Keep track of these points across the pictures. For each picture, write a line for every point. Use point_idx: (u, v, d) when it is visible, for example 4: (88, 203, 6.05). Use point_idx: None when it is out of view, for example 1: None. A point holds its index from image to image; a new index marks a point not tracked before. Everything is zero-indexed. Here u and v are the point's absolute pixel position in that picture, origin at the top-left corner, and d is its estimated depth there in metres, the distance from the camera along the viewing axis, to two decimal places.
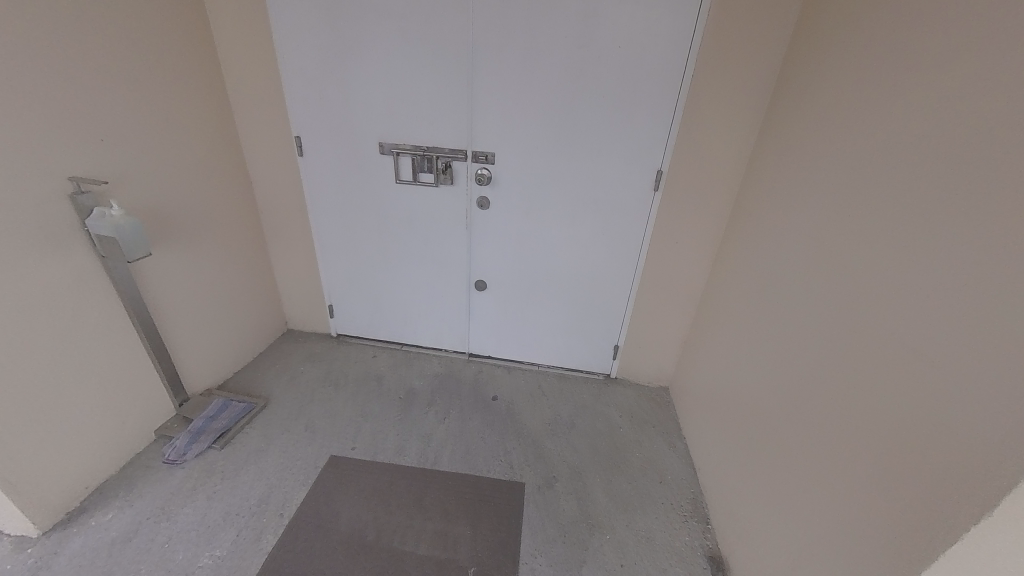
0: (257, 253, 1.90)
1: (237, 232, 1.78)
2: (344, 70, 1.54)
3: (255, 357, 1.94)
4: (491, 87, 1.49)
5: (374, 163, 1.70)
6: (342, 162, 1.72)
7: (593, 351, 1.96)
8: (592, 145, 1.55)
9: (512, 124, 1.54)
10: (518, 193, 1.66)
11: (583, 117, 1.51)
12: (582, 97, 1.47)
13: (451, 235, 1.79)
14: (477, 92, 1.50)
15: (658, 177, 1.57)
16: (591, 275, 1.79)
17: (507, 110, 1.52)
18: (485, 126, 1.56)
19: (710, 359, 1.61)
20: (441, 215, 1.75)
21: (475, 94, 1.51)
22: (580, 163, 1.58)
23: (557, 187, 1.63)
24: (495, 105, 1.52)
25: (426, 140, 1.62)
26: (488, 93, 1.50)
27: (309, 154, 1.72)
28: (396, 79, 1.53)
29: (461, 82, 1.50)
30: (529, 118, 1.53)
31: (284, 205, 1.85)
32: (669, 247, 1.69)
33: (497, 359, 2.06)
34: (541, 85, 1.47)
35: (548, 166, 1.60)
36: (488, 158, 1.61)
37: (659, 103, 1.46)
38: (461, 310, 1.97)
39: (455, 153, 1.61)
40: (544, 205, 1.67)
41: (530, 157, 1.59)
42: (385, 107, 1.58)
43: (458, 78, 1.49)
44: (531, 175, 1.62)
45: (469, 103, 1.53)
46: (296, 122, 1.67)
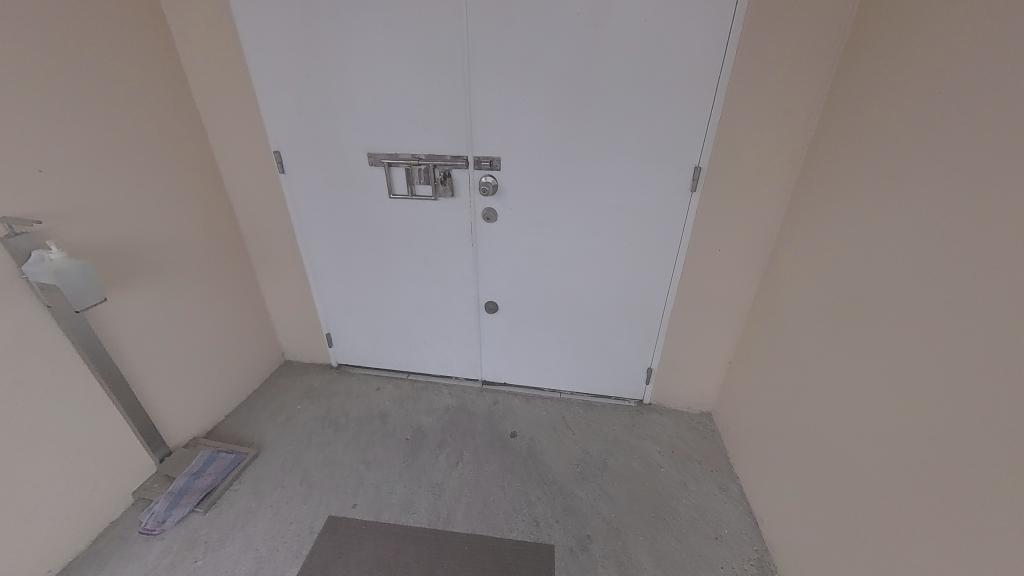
0: (244, 283, 1.73)
1: (218, 263, 1.61)
2: (322, 74, 1.35)
3: (248, 396, 1.77)
4: (491, 81, 1.27)
5: (363, 178, 1.50)
6: (329, 178, 1.52)
7: (623, 375, 1.72)
8: (614, 142, 1.31)
9: (518, 122, 1.32)
10: (530, 202, 1.44)
11: (602, 110, 1.27)
12: (601, 86, 1.24)
13: (456, 253, 1.58)
14: (474, 88, 1.29)
15: (695, 174, 1.32)
16: (617, 291, 1.56)
17: (511, 108, 1.30)
18: (486, 127, 1.34)
19: (767, 386, 1.36)
20: (443, 231, 1.54)
21: (473, 91, 1.29)
22: (601, 164, 1.35)
23: (575, 193, 1.40)
24: (497, 103, 1.30)
25: (420, 148, 1.41)
26: (488, 88, 1.28)
27: (292, 171, 1.54)
28: (381, 80, 1.32)
29: (456, 78, 1.28)
30: (538, 115, 1.30)
31: (270, 228, 1.67)
32: (710, 255, 1.44)
33: (514, 387, 1.84)
34: (550, 75, 1.24)
35: (564, 169, 1.37)
36: (493, 164, 1.39)
37: (694, 87, 1.21)
38: (472, 334, 1.76)
39: (455, 160, 1.40)
40: (560, 215, 1.45)
41: (541, 159, 1.37)
42: (371, 113, 1.38)
43: (451, 74, 1.28)
44: (544, 181, 1.40)
45: (467, 102, 1.31)
46: (275, 136, 1.48)
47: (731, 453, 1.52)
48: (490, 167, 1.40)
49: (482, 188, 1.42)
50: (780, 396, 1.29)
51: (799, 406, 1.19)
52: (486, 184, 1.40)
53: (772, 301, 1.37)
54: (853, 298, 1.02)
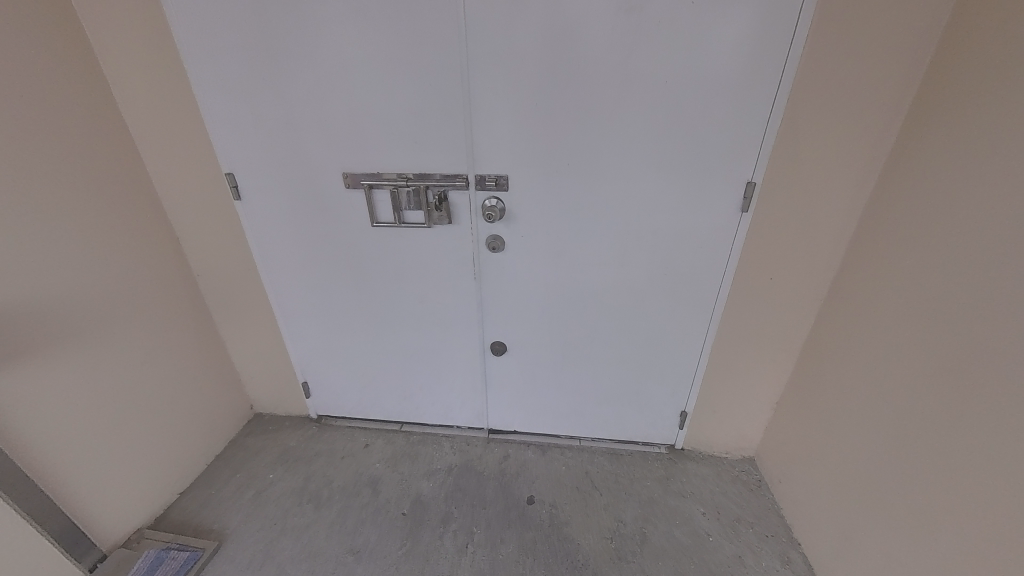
0: (198, 332, 1.45)
1: (164, 312, 1.32)
2: (284, 78, 1.08)
3: (209, 466, 1.48)
4: (496, 84, 1.02)
5: (341, 204, 1.23)
6: (297, 205, 1.25)
7: (653, 420, 1.50)
8: (648, 156, 1.08)
9: (532, 133, 1.07)
10: (545, 228, 1.20)
11: (635, 119, 1.04)
12: (634, 89, 1.01)
13: (456, 289, 1.33)
14: (475, 94, 1.04)
15: (747, 191, 1.10)
16: (648, 327, 1.33)
17: (521, 118, 1.06)
18: (491, 140, 1.09)
19: (830, 440, 1.15)
20: (440, 264, 1.29)
21: (473, 96, 1.04)
22: (630, 183, 1.12)
23: (600, 218, 1.17)
24: (504, 111, 1.05)
25: (409, 167, 1.15)
26: (492, 92, 1.03)
27: (251, 198, 1.26)
28: (359, 86, 1.06)
29: (452, 81, 1.03)
30: (554, 126, 1.06)
31: (227, 265, 1.39)
32: (758, 283, 1.22)
33: (526, 436, 1.60)
34: (570, 76, 1.00)
35: (584, 191, 1.14)
36: (500, 184, 1.14)
37: (749, 89, 0.99)
38: (477, 380, 1.51)
39: (452, 180, 1.14)
40: (581, 243, 1.21)
41: (559, 177, 1.12)
42: (347, 126, 1.12)
43: (446, 77, 1.03)
44: (561, 203, 1.16)
45: (467, 110, 1.06)
46: (228, 155, 1.20)
47: (788, 511, 1.30)
48: (496, 188, 1.15)
49: (485, 215, 1.16)
50: (852, 455, 1.07)
51: (881, 473, 0.98)
52: (490, 212, 1.15)
53: (835, 338, 1.15)
54: (965, 352, 0.81)
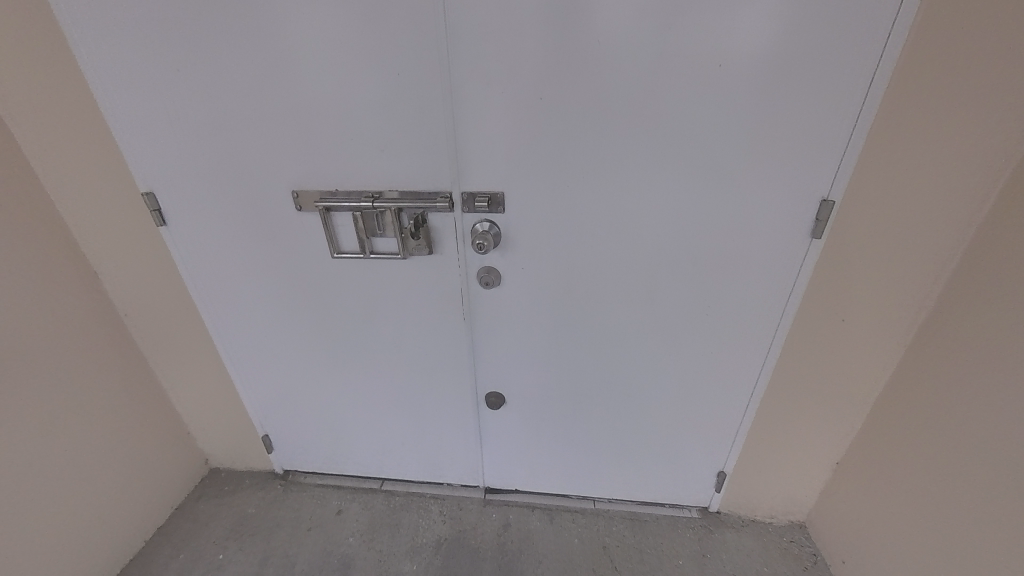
0: (127, 382, 1.21)
1: (74, 364, 1.08)
2: (207, 71, 0.81)
3: (147, 542, 1.26)
4: (489, 74, 0.77)
5: (293, 230, 0.97)
6: (238, 232, 0.99)
7: (682, 479, 1.24)
8: (688, 167, 0.82)
9: (537, 138, 0.81)
10: (552, 257, 0.94)
11: (672, 120, 0.78)
12: (672, 80, 0.75)
13: (442, 331, 1.07)
14: (460, 87, 0.78)
15: (820, 212, 0.84)
16: (680, 376, 1.08)
17: (521, 119, 0.80)
18: (483, 149, 0.83)
19: (920, 526, 0.90)
20: (420, 302, 1.03)
21: (457, 91, 0.78)
22: (661, 202, 0.86)
23: (620, 245, 0.92)
24: (498, 111, 0.80)
25: (377, 183, 0.89)
26: (483, 85, 0.77)
27: (179, 222, 0.99)
28: (308, 78, 0.80)
29: (430, 69, 0.77)
30: (565, 129, 0.81)
31: (161, 304, 1.13)
32: (825, 325, 0.96)
33: (529, 496, 1.34)
34: (587, 63, 0.75)
35: (601, 212, 0.88)
36: (494, 205, 0.88)
37: (830, 76, 0.73)
38: (469, 434, 1.25)
39: (430, 200, 0.87)
40: (597, 276, 0.96)
41: (571, 195, 0.87)
42: (294, 132, 0.85)
43: (422, 65, 0.77)
44: (572, 227, 0.90)
45: (448, 109, 0.80)
46: (144, 169, 0.93)
47: None
48: (487, 210, 0.88)
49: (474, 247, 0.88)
50: (958, 556, 0.82)
51: None
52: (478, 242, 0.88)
53: (924, 399, 0.90)
54: None
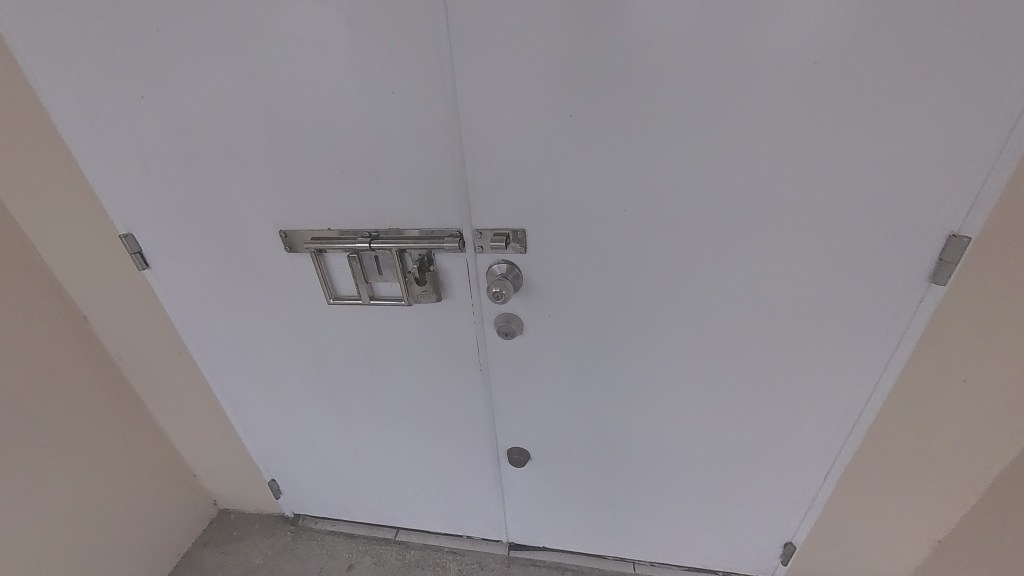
0: (124, 427, 1.14)
1: (60, 415, 1.01)
2: (176, 98, 0.70)
3: None
4: (504, 89, 0.61)
5: (284, 273, 0.85)
6: (225, 275, 0.87)
7: (738, 547, 1.06)
8: (760, 196, 0.64)
9: (566, 166, 0.66)
10: (584, 304, 0.78)
11: (741, 137, 0.61)
12: (744, 87, 0.57)
13: (455, 382, 0.93)
14: (469, 106, 0.63)
15: (947, 250, 0.63)
16: (740, 436, 0.90)
17: (545, 142, 0.64)
18: (500, 179, 0.68)
19: None
20: (430, 351, 0.89)
21: (466, 112, 0.64)
22: (723, 238, 0.69)
23: (668, 289, 0.75)
24: (517, 134, 0.64)
25: (374, 221, 0.75)
26: (499, 105, 0.62)
27: (162, 265, 0.88)
28: (289, 103, 0.67)
29: (432, 86, 0.62)
30: (600, 153, 0.64)
31: (154, 348, 1.04)
32: (937, 385, 0.75)
33: (558, 555, 1.19)
34: (629, 70, 0.58)
35: (646, 251, 0.71)
36: (513, 244, 0.73)
37: (981, 69, 0.52)
38: (489, 490, 1.11)
39: (436, 240, 0.72)
40: (638, 324, 0.79)
41: (609, 232, 0.70)
42: (277, 165, 0.73)
43: (422, 81, 0.62)
44: (608, 269, 0.74)
45: (456, 134, 0.65)
46: (119, 208, 0.82)
47: None
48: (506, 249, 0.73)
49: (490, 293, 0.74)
50: None
51: None
52: (495, 288, 0.73)
53: None
54: None
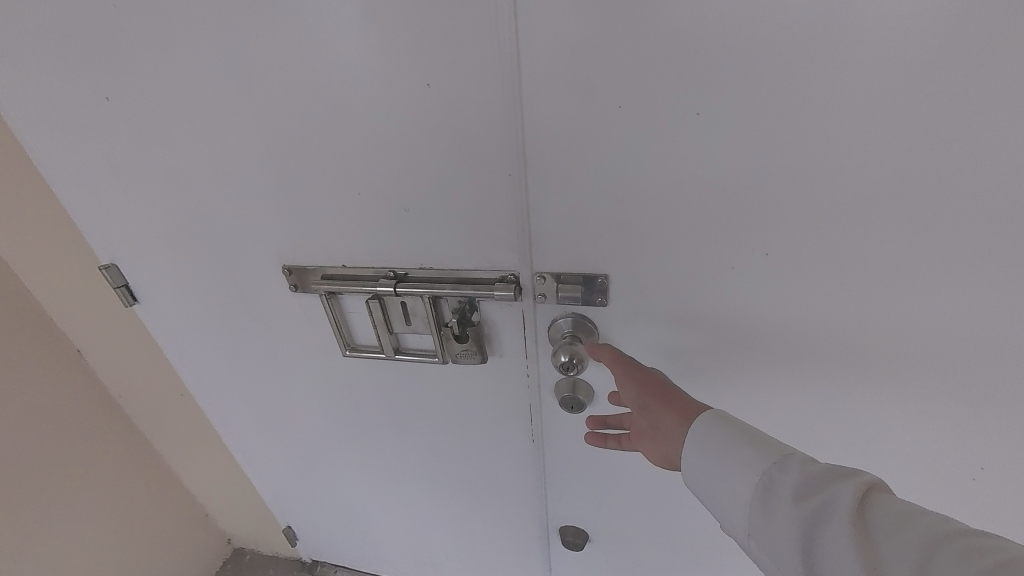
0: (127, 470, 1.02)
1: (50, 462, 0.89)
2: (151, 101, 0.53)
3: None
4: (595, 78, 0.41)
5: (292, 316, 0.68)
6: (224, 314, 0.72)
7: None
8: (1013, 241, 0.40)
9: (679, 190, 0.45)
10: (683, 376, 0.57)
11: (993, 148, 0.37)
12: (1015, 66, 0.34)
13: (500, 450, 0.74)
14: (539, 106, 0.44)
15: None
16: None
17: (651, 154, 0.44)
18: (577, 207, 0.48)
19: None
20: (469, 414, 0.71)
21: (535, 112, 0.44)
22: (929, 302, 0.44)
23: (821, 366, 0.51)
24: (607, 147, 0.44)
25: (403, 258, 0.57)
26: (585, 104, 0.43)
27: (153, 301, 0.74)
28: (292, 104, 0.50)
29: (487, 77, 0.43)
30: (737, 171, 0.43)
31: (153, 388, 0.91)
32: None
33: None
34: (801, 46, 0.37)
35: (791, 311, 0.49)
36: (590, 293, 0.53)
37: None
38: (535, 566, 0.93)
39: (484, 287, 0.53)
40: (762, 408, 0.56)
41: (733, 284, 0.49)
42: (278, 184, 0.55)
43: (473, 70, 0.43)
44: (727, 332, 0.52)
45: (519, 145, 0.46)
46: (98, 235, 0.67)
47: None
48: (580, 301, 0.53)
49: (555, 360, 0.54)
50: None
51: None
52: (563, 354, 0.54)
53: None
54: None
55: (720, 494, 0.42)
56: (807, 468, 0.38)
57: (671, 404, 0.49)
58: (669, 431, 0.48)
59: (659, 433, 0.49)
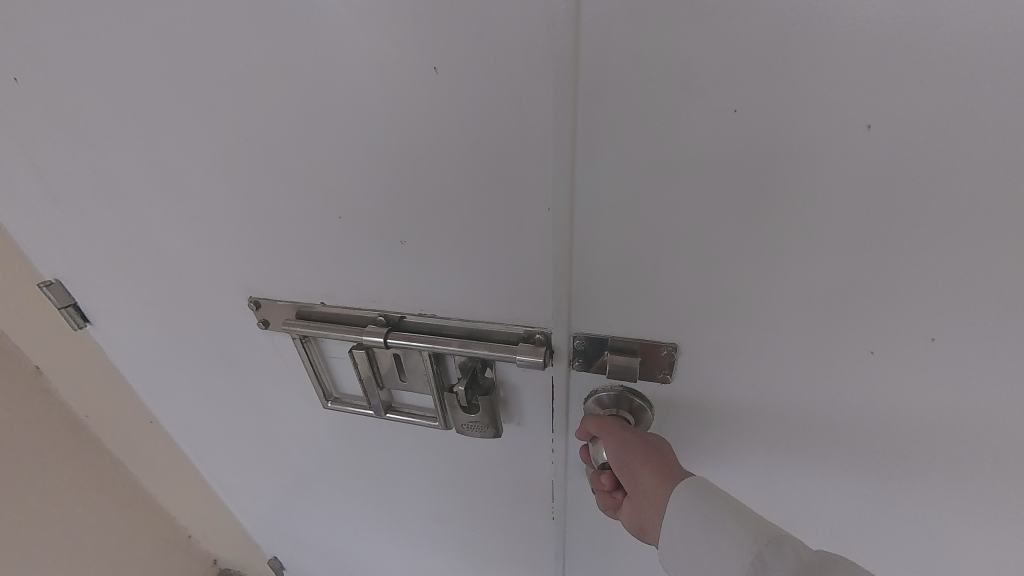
0: (97, 499, 0.89)
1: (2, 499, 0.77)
2: (77, 81, 0.40)
3: None
4: (692, 68, 0.27)
5: (265, 355, 0.55)
6: (184, 347, 0.59)
7: None
8: None
9: (799, 236, 0.31)
10: (765, 473, 0.43)
11: None
12: None
13: (513, 523, 0.61)
14: (599, 110, 0.30)
15: None
16: None
17: (767, 189, 0.30)
18: (642, 253, 0.34)
19: None
20: (478, 480, 0.58)
21: (594, 119, 0.30)
22: None
23: (966, 484, 0.37)
24: (696, 171, 0.30)
25: (399, 302, 0.43)
26: (671, 106, 0.29)
27: (105, 324, 0.61)
28: (254, 94, 0.36)
29: (526, 64, 0.29)
30: (902, 219, 0.29)
31: (121, 414, 0.79)
32: None
33: None
34: None
35: (939, 411, 0.34)
36: (650, 367, 0.39)
37: None
38: None
39: (503, 348, 0.40)
40: (870, 520, 0.42)
41: (860, 369, 0.34)
42: (240, 200, 0.42)
43: (505, 53, 0.29)
44: (838, 432, 0.37)
45: (565, 163, 0.32)
46: (29, 247, 0.55)
47: None
48: (636, 377, 0.38)
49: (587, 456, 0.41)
50: None
51: None
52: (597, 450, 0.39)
53: None
54: None
55: (696, 574, 0.32)
56: (802, 552, 0.28)
57: (653, 463, 0.36)
58: (647, 498, 0.35)
59: (638, 498, 0.36)
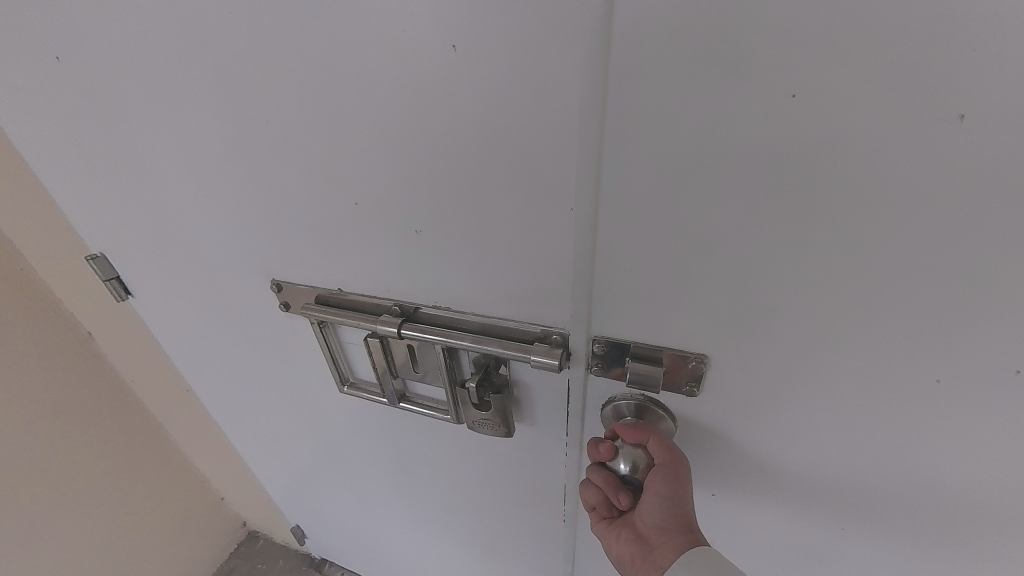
0: (140, 458, 0.96)
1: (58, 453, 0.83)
2: (111, 61, 0.40)
3: None
4: (743, 49, 0.24)
5: (287, 336, 0.56)
6: (213, 323, 0.61)
7: None
8: None
9: (859, 243, 0.27)
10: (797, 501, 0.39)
11: None
12: None
13: (523, 521, 0.60)
14: (633, 96, 0.27)
15: None
16: None
17: (824, 190, 0.26)
18: (673, 255, 0.31)
19: None
20: (490, 475, 0.57)
21: (627, 107, 0.27)
22: None
23: None
24: (741, 167, 0.27)
25: (414, 292, 0.42)
26: (717, 91, 0.25)
27: (145, 297, 0.64)
28: (274, 74, 0.35)
29: (553, 43, 0.26)
30: (992, 230, 0.24)
31: (160, 381, 0.84)
32: None
33: None
34: None
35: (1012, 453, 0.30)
36: (674, 378, 0.36)
37: None
38: None
39: (517, 347, 0.38)
40: (914, 561, 0.38)
41: (919, 398, 0.30)
42: (262, 183, 0.42)
43: (530, 31, 0.26)
44: (886, 464, 0.33)
45: (592, 155, 0.29)
46: (78, 222, 0.58)
47: None
48: (658, 388, 0.36)
49: (610, 461, 0.37)
50: None
51: None
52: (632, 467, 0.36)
53: None
54: None
55: None
56: None
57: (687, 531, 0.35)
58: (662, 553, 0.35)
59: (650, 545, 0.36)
